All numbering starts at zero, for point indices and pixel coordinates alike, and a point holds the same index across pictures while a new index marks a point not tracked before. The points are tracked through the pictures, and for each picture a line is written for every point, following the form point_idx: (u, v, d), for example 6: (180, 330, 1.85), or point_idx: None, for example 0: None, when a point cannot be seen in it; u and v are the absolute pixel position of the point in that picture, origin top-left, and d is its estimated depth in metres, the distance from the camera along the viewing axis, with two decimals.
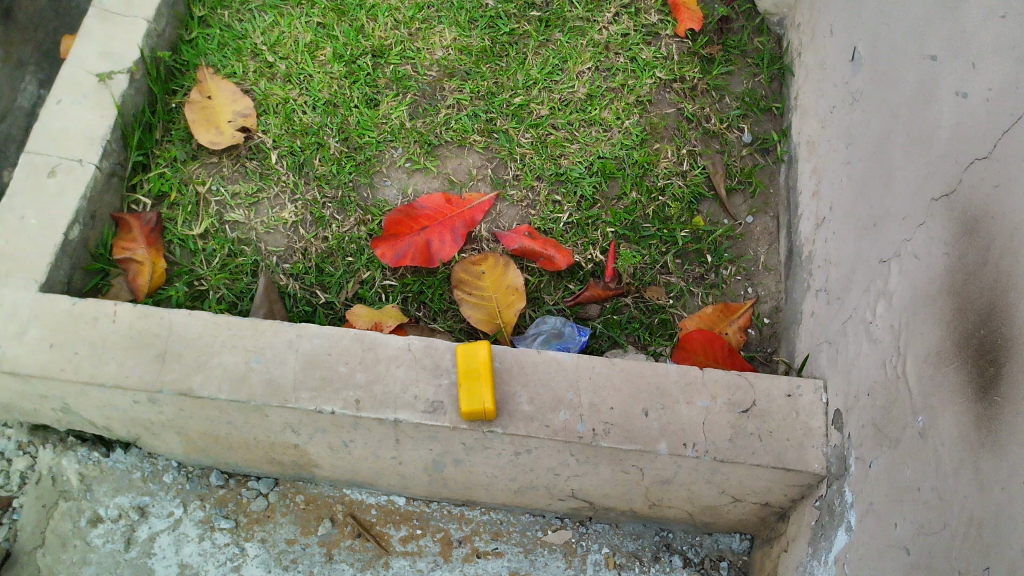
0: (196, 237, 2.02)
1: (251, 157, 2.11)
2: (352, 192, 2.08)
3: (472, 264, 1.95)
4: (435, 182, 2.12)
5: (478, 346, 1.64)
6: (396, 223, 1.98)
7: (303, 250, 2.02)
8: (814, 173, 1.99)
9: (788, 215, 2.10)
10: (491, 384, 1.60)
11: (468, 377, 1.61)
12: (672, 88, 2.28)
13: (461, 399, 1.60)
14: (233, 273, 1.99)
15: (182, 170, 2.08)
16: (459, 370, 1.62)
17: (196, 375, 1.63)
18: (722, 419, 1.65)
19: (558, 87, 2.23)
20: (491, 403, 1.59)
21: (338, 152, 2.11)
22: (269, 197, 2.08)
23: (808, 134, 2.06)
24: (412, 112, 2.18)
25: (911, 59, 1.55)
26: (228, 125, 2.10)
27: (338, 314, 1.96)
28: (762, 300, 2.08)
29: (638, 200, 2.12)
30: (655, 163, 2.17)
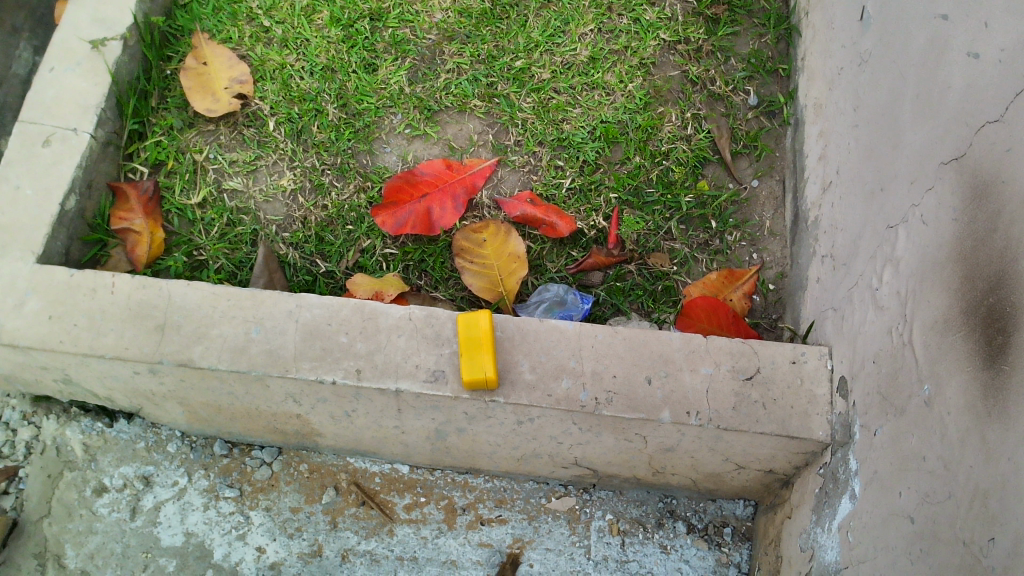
0: (195, 206, 1.95)
1: (249, 123, 2.03)
2: (351, 159, 2.01)
3: (473, 231, 1.93)
4: (435, 149, 2.06)
5: (483, 317, 1.62)
6: (395, 190, 1.95)
7: (303, 218, 1.96)
8: (820, 136, 1.96)
9: (794, 179, 2.09)
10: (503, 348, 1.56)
11: (473, 346, 1.60)
12: (676, 50, 2.23)
13: (461, 370, 1.60)
14: (232, 242, 1.92)
15: (179, 138, 2.01)
16: (460, 339, 1.61)
17: (196, 346, 1.62)
18: (726, 386, 1.65)
19: (560, 50, 2.17)
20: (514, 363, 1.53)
21: (337, 119, 2.04)
22: (268, 165, 2.00)
23: (814, 96, 2.03)
24: (412, 77, 2.11)
25: (923, 18, 1.51)
26: (225, 91, 2.01)
27: (338, 283, 1.93)
28: (767, 266, 2.07)
29: (641, 165, 2.09)
30: (659, 127, 2.13)
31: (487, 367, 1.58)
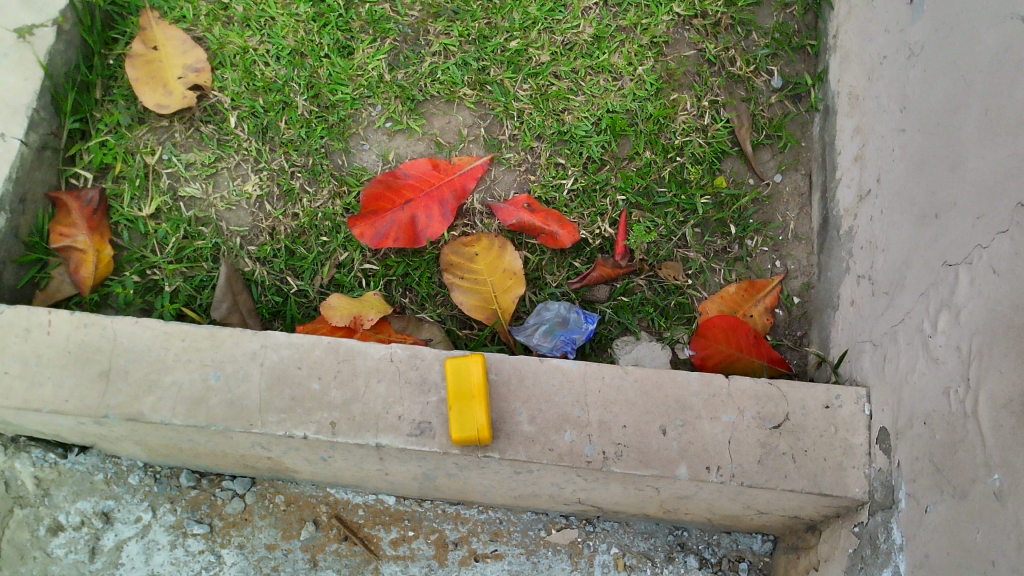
0: (147, 219, 1.72)
1: (207, 119, 1.78)
2: (324, 159, 1.77)
3: (464, 244, 1.72)
4: (419, 146, 1.82)
5: (473, 365, 1.41)
6: (376, 197, 1.70)
7: (271, 229, 1.74)
8: (856, 133, 1.72)
9: (823, 176, 1.86)
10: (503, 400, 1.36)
11: (465, 397, 1.40)
12: (692, 25, 1.96)
13: (451, 424, 1.41)
14: (190, 260, 1.70)
15: (127, 137, 1.75)
16: (449, 391, 1.42)
17: (147, 397, 1.42)
18: (750, 436, 1.47)
19: (561, 28, 1.89)
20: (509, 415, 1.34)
21: (307, 112, 1.79)
22: (230, 167, 1.77)
23: (849, 84, 1.79)
24: (392, 62, 1.85)
25: (996, 17, 1.26)
26: (178, 81, 1.75)
27: (312, 304, 1.71)
28: (791, 275, 1.86)
29: (652, 161, 1.85)
30: (672, 116, 1.88)
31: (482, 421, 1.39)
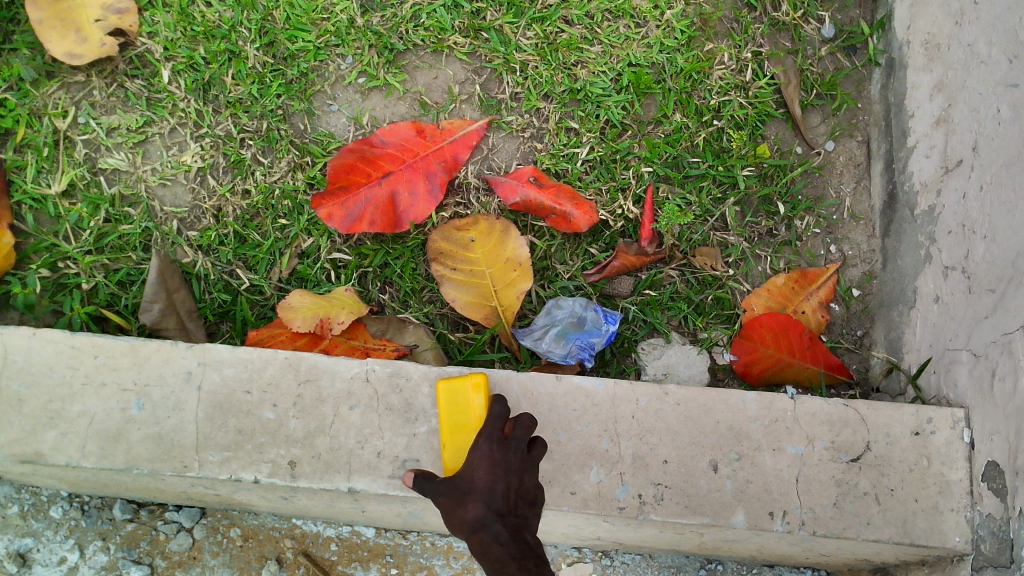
0: (58, 198, 1.37)
1: (133, 72, 1.43)
2: (282, 123, 1.43)
3: (456, 229, 1.38)
4: (400, 107, 1.49)
5: (474, 380, 1.08)
6: (346, 169, 1.36)
7: (216, 210, 1.40)
8: (938, 91, 1.40)
9: (888, 144, 1.54)
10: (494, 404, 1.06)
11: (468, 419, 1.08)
12: None
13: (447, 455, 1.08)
14: (114, 251, 1.36)
15: (32, 94, 1.40)
16: (443, 429, 1.10)
17: (48, 432, 1.10)
18: (823, 472, 1.15)
19: None
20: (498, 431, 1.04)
21: (260, 65, 1.44)
22: (164, 133, 1.42)
23: (926, 31, 1.46)
24: (365, 2, 1.49)
25: None
26: (95, 25, 1.39)
27: (268, 303, 1.39)
28: (849, 263, 1.55)
29: (683, 126, 1.53)
30: (707, 71, 1.55)
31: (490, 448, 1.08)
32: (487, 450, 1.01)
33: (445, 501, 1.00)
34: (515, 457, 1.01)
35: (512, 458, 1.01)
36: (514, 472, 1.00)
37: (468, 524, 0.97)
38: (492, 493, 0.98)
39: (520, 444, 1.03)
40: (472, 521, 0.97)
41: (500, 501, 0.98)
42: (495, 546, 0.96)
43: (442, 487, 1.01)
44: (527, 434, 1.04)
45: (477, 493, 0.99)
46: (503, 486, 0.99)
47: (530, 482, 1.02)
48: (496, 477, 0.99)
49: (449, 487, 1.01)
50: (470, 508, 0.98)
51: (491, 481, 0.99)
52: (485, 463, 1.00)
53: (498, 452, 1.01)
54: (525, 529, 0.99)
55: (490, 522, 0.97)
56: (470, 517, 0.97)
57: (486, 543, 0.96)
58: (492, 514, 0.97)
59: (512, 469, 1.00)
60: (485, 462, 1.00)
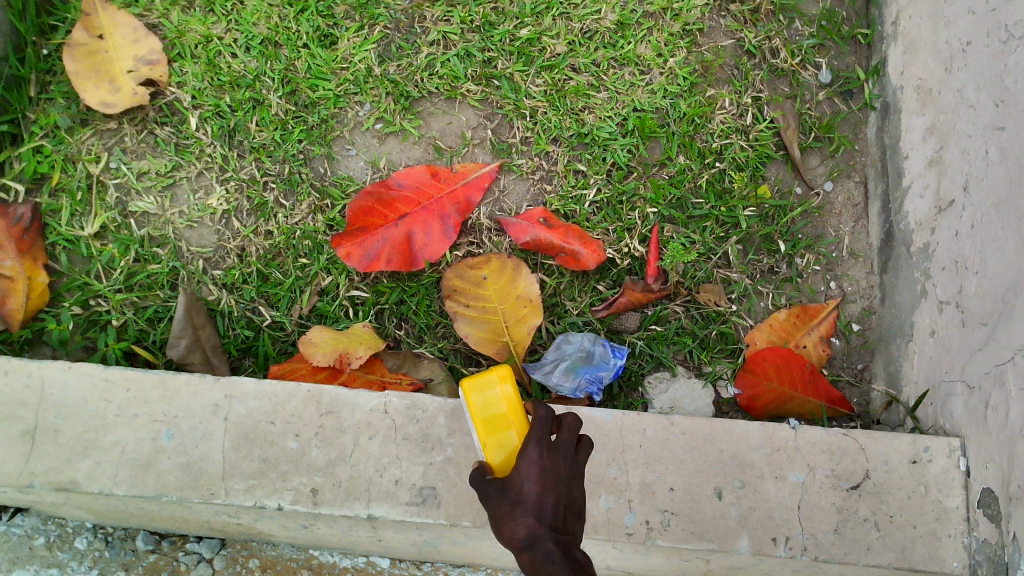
0: (91, 239, 1.44)
1: (162, 120, 1.51)
2: (303, 167, 1.50)
3: (470, 267, 1.44)
4: (415, 151, 1.55)
5: (496, 374, 1.01)
6: (364, 211, 1.43)
7: (240, 250, 1.47)
8: (930, 134, 1.47)
9: (884, 184, 1.60)
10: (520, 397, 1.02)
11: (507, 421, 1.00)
12: (729, 12, 1.69)
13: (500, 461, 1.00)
14: (143, 289, 1.43)
15: (67, 141, 1.48)
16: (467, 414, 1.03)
17: (82, 461, 1.15)
18: (824, 500, 1.20)
19: (579, 13, 1.63)
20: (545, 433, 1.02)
21: (282, 112, 1.52)
22: (190, 177, 1.49)
23: (918, 77, 1.53)
24: (383, 53, 1.57)
25: None
26: (127, 76, 1.48)
27: (290, 339, 1.44)
28: (849, 299, 1.60)
29: (687, 168, 1.59)
30: (709, 116, 1.62)
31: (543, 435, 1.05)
32: (538, 458, 0.96)
33: (493, 508, 0.96)
34: (563, 463, 0.98)
35: (560, 467, 0.97)
36: (563, 481, 0.97)
37: (523, 533, 0.94)
38: (543, 509, 0.95)
39: (567, 450, 0.99)
40: (523, 530, 0.94)
41: (550, 516, 0.95)
42: (549, 566, 0.92)
43: (493, 490, 0.97)
44: (574, 436, 1.00)
45: (526, 505, 0.95)
46: (554, 500, 0.95)
47: (573, 491, 0.99)
48: (546, 489, 0.95)
49: (497, 494, 0.96)
50: (520, 522, 0.94)
51: (540, 494, 0.95)
52: (536, 469, 0.96)
53: (547, 459, 0.96)
54: (570, 541, 0.96)
55: (543, 537, 0.94)
56: (522, 533, 0.94)
57: (539, 564, 0.93)
58: (543, 530, 0.94)
59: (562, 478, 0.97)
60: (536, 471, 0.96)
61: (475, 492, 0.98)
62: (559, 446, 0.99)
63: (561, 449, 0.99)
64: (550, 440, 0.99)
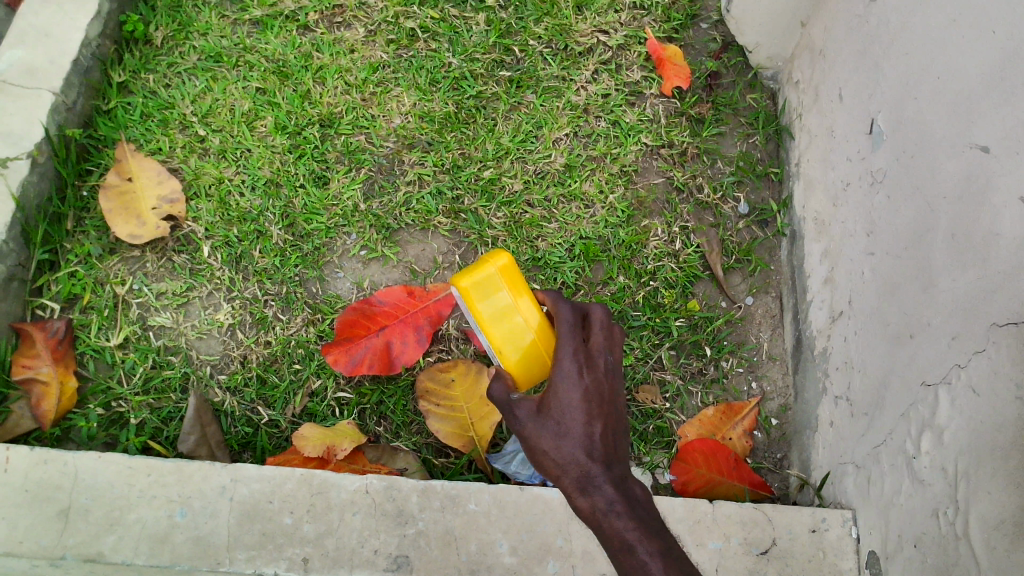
0: (114, 349, 1.68)
1: (179, 249, 1.77)
2: (298, 287, 1.77)
3: (439, 370, 1.69)
4: (394, 273, 1.82)
5: (506, 286, 1.27)
6: (350, 324, 1.68)
7: (242, 358, 1.71)
8: (825, 257, 1.76)
9: (793, 298, 1.89)
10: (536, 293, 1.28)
11: (514, 322, 1.27)
12: (660, 155, 2.01)
13: (507, 354, 1.27)
14: (158, 391, 1.66)
15: (97, 267, 1.74)
16: (494, 336, 1.26)
17: (107, 536, 1.35)
18: (737, 564, 1.42)
19: (533, 158, 1.94)
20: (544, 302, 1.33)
21: (281, 241, 1.79)
22: (202, 296, 1.75)
23: (814, 210, 1.83)
24: (367, 191, 1.87)
25: (952, 144, 1.30)
26: (152, 212, 1.74)
27: (284, 435, 1.67)
28: (768, 396, 1.85)
29: (626, 285, 1.87)
30: (644, 242, 1.91)
31: (548, 337, 1.28)
32: (582, 384, 1.18)
33: (546, 432, 1.19)
34: (603, 381, 1.20)
35: (602, 387, 1.20)
36: (604, 398, 1.20)
37: (572, 469, 1.18)
38: (592, 443, 1.18)
39: (604, 363, 1.22)
40: (577, 469, 1.17)
41: (598, 450, 1.18)
42: (608, 511, 1.16)
43: (544, 425, 1.19)
44: (605, 345, 1.22)
45: (578, 436, 1.18)
46: (601, 427, 1.19)
47: (615, 408, 1.22)
48: (592, 417, 1.18)
49: (549, 424, 1.19)
50: (573, 452, 1.18)
51: (587, 425, 1.18)
52: (581, 394, 1.18)
53: (589, 384, 1.19)
54: (616, 461, 1.20)
55: (596, 476, 1.17)
56: (575, 461, 1.18)
57: (594, 497, 1.17)
58: (595, 465, 1.17)
59: (603, 395, 1.20)
60: (582, 397, 1.18)
61: (525, 413, 1.20)
62: (594, 355, 1.21)
63: (597, 358, 1.22)
64: (584, 350, 1.21)
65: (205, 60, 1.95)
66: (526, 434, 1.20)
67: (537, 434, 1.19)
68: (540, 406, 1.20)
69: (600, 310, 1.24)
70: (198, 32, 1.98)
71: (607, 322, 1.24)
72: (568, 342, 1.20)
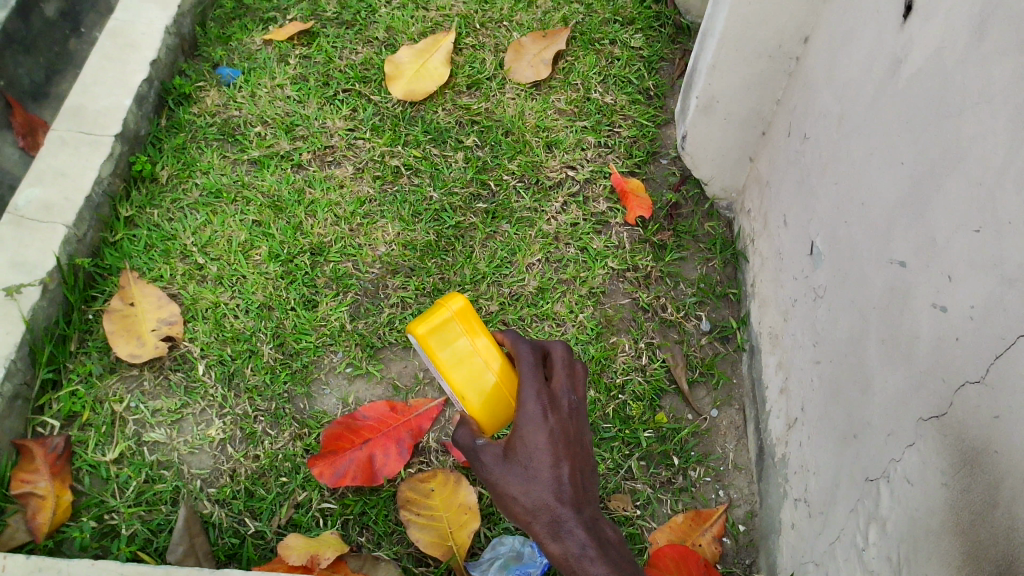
0: (110, 463, 1.77)
1: (176, 368, 1.89)
2: (287, 403, 1.87)
3: (420, 481, 1.78)
4: (378, 389, 1.93)
5: (461, 332, 1.51)
6: (335, 437, 1.78)
7: (232, 471, 1.79)
8: (780, 368, 1.89)
9: (755, 409, 2.00)
10: (497, 336, 1.51)
11: (476, 365, 1.49)
12: (625, 277, 2.17)
13: (468, 395, 1.48)
14: (149, 503, 1.74)
15: (97, 385, 1.84)
16: (457, 382, 1.49)
17: None
18: None
19: (507, 281, 2.09)
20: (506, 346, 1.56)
21: (272, 359, 1.91)
22: (195, 412, 1.85)
23: (769, 325, 1.98)
24: (353, 313, 2.00)
25: (877, 260, 1.46)
26: (151, 334, 1.87)
27: (269, 545, 1.73)
28: (735, 504, 1.94)
29: (596, 398, 1.99)
30: (613, 357, 2.04)
31: (507, 379, 1.50)
32: (548, 428, 1.37)
33: (517, 476, 1.36)
34: (567, 425, 1.39)
35: (565, 428, 1.38)
36: (569, 440, 1.38)
37: (543, 511, 1.36)
38: (561, 488, 1.36)
39: (566, 406, 1.40)
40: (547, 512, 1.35)
41: (566, 493, 1.36)
42: (578, 548, 1.35)
43: (515, 471, 1.36)
44: (565, 389, 1.42)
45: (547, 480, 1.35)
46: (568, 470, 1.37)
47: (579, 446, 1.40)
48: (560, 460, 1.36)
49: (521, 469, 1.36)
50: (544, 494, 1.35)
51: (556, 468, 1.36)
52: (548, 441, 1.36)
53: (554, 427, 1.37)
54: (584, 501, 1.38)
55: (566, 516, 1.35)
56: (546, 503, 1.35)
57: (564, 535, 1.35)
58: (563, 506, 1.35)
59: (567, 438, 1.38)
60: (549, 441, 1.36)
61: (496, 459, 1.38)
62: (556, 395, 1.40)
63: (560, 398, 1.41)
64: (547, 394, 1.40)
65: (205, 196, 2.13)
66: (496, 478, 1.37)
67: (509, 479, 1.37)
68: (508, 450, 1.38)
69: (560, 348, 1.45)
70: (200, 171, 2.18)
71: (568, 361, 1.45)
72: (530, 381, 1.40)
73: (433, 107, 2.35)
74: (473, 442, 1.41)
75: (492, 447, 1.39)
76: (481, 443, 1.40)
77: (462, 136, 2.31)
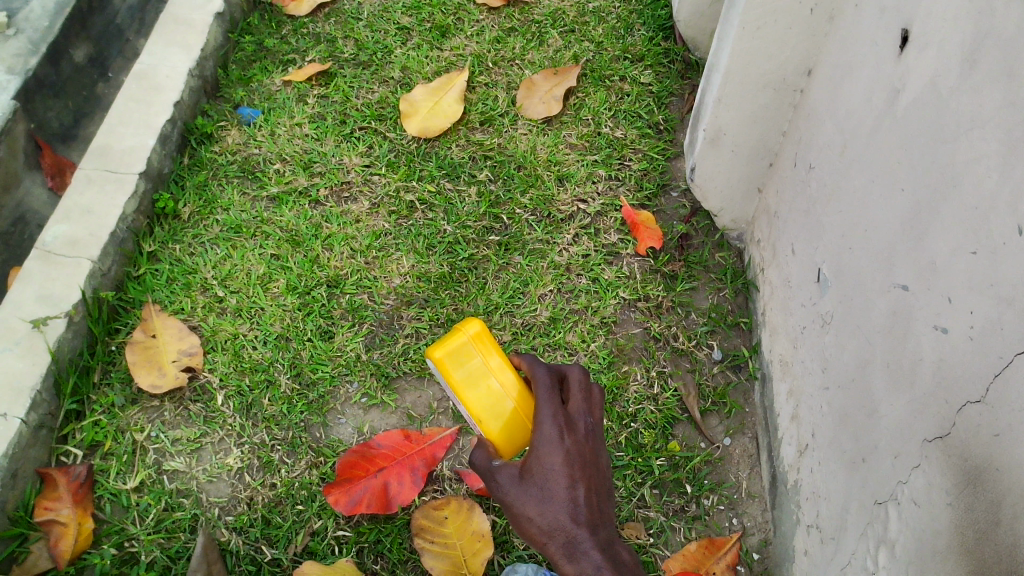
0: (130, 491, 1.80)
1: (195, 398, 1.93)
2: (303, 432, 1.91)
3: (433, 508, 1.80)
4: (392, 418, 1.95)
5: (478, 356, 1.54)
6: (350, 465, 1.80)
7: (249, 499, 1.82)
8: (791, 395, 1.90)
9: (767, 437, 2.01)
10: (512, 360, 1.54)
11: (495, 392, 1.52)
12: (637, 307, 2.19)
13: (487, 422, 1.51)
14: (168, 531, 1.77)
15: (119, 416, 1.89)
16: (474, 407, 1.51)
17: None
18: None
19: (520, 312, 2.13)
20: (522, 372, 1.58)
21: (289, 390, 1.96)
22: (213, 442, 1.89)
23: (779, 353, 1.99)
24: (369, 344, 2.04)
25: (880, 285, 1.49)
26: (172, 364, 1.92)
27: (285, 572, 1.75)
28: (749, 531, 1.93)
29: (609, 427, 2.01)
30: (625, 386, 2.07)
31: (524, 404, 1.52)
32: (564, 449, 1.39)
33: (533, 497, 1.39)
34: (582, 447, 1.41)
35: (581, 451, 1.40)
36: (585, 462, 1.40)
37: (559, 532, 1.38)
38: (576, 508, 1.38)
39: (582, 429, 1.43)
40: (562, 533, 1.37)
41: (581, 513, 1.38)
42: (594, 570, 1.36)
43: (530, 492, 1.39)
44: (582, 412, 1.44)
45: (562, 500, 1.38)
46: (583, 491, 1.39)
47: (595, 467, 1.42)
48: (575, 481, 1.38)
49: (536, 490, 1.39)
50: (560, 515, 1.38)
51: (571, 488, 1.38)
52: (564, 461, 1.38)
53: (570, 448, 1.40)
54: (600, 523, 1.40)
55: (582, 537, 1.37)
56: (561, 524, 1.37)
57: (580, 556, 1.37)
58: (578, 527, 1.37)
59: (584, 460, 1.40)
60: (565, 462, 1.38)
61: (513, 481, 1.41)
62: (572, 418, 1.43)
63: (575, 421, 1.43)
64: (563, 416, 1.42)
65: (225, 231, 2.20)
66: (513, 499, 1.40)
67: (525, 500, 1.39)
68: (524, 472, 1.40)
69: (576, 372, 1.48)
70: (221, 208, 2.24)
71: (584, 384, 1.47)
72: (547, 404, 1.42)
73: (446, 143, 2.41)
74: (490, 463, 1.44)
75: (509, 469, 1.42)
76: (498, 465, 1.44)
77: (475, 170, 2.36)
